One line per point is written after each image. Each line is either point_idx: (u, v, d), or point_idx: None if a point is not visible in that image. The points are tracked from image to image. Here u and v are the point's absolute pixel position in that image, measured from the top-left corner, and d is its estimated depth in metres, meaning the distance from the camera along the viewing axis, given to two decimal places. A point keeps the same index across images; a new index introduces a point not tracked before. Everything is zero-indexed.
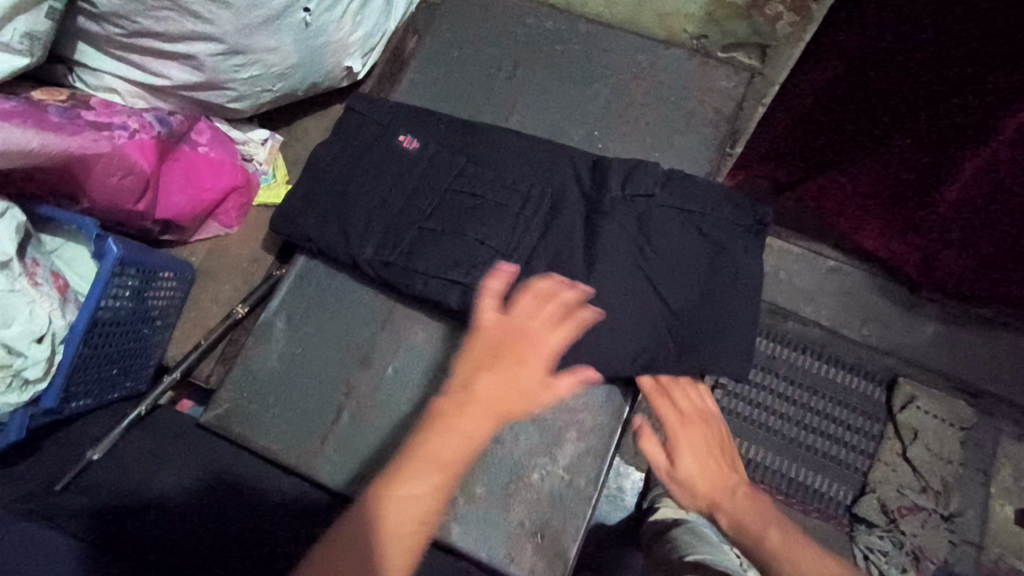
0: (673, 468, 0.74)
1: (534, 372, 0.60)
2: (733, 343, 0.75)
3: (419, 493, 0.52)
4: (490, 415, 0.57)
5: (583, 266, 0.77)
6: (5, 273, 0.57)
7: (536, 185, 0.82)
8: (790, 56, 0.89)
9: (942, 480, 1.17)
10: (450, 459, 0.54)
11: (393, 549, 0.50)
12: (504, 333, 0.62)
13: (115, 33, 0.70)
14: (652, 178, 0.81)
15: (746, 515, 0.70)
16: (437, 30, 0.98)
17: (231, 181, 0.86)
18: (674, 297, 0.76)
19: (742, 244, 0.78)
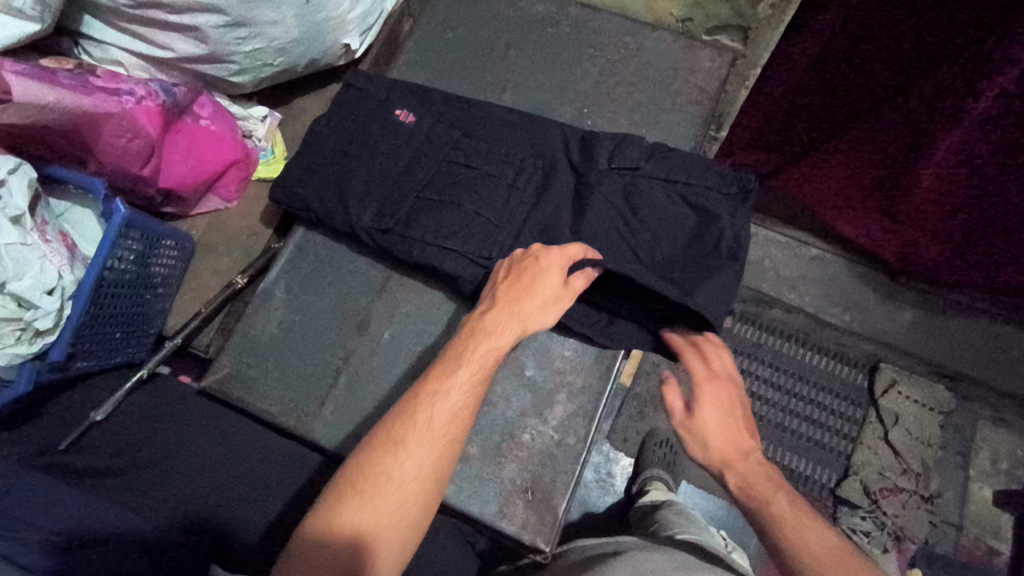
0: (693, 422, 0.73)
1: (549, 281, 0.68)
2: (713, 287, 0.75)
3: (450, 386, 0.61)
4: (512, 317, 0.66)
5: (571, 237, 0.81)
6: (17, 227, 0.60)
7: (528, 157, 0.86)
8: (769, 39, 0.97)
9: (921, 461, 1.19)
10: (478, 356, 0.63)
11: (429, 439, 0.58)
12: (525, 259, 0.70)
13: (122, 5, 0.72)
14: (638, 151, 0.84)
15: (758, 482, 0.68)
16: (431, 12, 1.01)
17: (232, 155, 0.88)
18: (658, 262, 0.79)
19: (726, 211, 0.81)
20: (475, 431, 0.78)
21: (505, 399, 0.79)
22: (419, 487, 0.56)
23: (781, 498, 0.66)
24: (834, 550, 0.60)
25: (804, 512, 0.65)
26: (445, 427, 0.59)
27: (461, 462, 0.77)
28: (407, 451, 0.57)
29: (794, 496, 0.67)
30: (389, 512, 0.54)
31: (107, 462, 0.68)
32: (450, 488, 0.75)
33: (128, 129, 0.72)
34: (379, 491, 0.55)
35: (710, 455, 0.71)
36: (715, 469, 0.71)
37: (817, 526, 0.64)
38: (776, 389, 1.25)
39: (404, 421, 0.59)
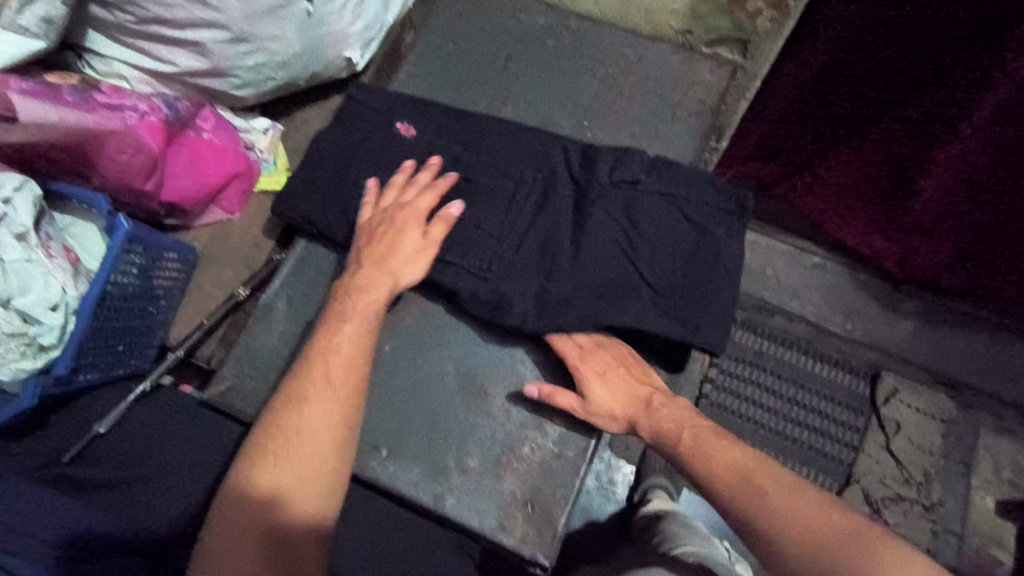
0: (590, 405, 0.76)
1: (413, 231, 0.78)
2: (708, 316, 0.78)
3: (338, 340, 0.71)
4: (384, 272, 0.76)
5: (571, 251, 0.81)
6: (22, 244, 0.61)
7: (529, 170, 0.86)
8: (771, 50, 0.95)
9: (923, 470, 1.20)
10: (360, 310, 0.73)
11: (324, 386, 0.68)
12: (383, 216, 0.79)
13: (125, 21, 0.73)
14: (639, 165, 0.84)
15: (665, 424, 0.74)
16: (434, 25, 1.02)
17: (234, 168, 0.89)
18: (658, 280, 0.80)
19: (724, 229, 0.82)
20: (475, 444, 0.78)
21: (505, 412, 0.80)
22: (330, 431, 0.65)
23: (685, 434, 0.73)
24: (735, 470, 0.68)
25: (706, 438, 0.72)
26: (336, 373, 0.69)
27: (461, 474, 0.77)
28: (311, 403, 0.67)
29: (695, 419, 0.74)
30: (304, 458, 0.64)
31: (110, 472, 0.70)
32: (449, 500, 0.76)
33: (130, 145, 0.73)
34: (292, 438, 0.64)
35: (617, 419, 0.76)
36: (624, 426, 0.76)
37: (719, 438, 0.72)
38: (776, 396, 1.24)
39: (303, 381, 0.68)
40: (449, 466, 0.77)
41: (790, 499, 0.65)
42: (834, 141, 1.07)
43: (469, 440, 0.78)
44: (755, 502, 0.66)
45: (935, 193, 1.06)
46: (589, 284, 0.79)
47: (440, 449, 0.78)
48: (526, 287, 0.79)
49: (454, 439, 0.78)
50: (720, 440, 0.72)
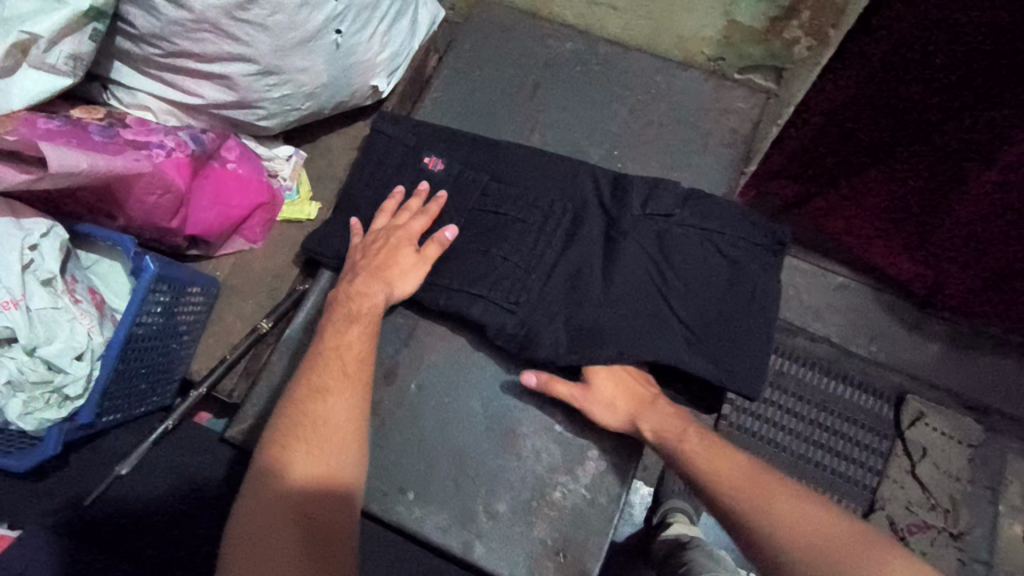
0: (593, 395, 0.74)
1: (407, 251, 0.76)
2: (739, 355, 0.76)
3: (348, 339, 0.69)
4: (379, 281, 0.74)
5: (601, 283, 0.79)
6: (48, 289, 0.62)
7: (559, 201, 0.84)
8: (804, 80, 0.92)
9: (950, 496, 1.14)
10: (365, 311, 0.72)
11: (342, 377, 0.66)
12: (375, 237, 0.78)
13: (153, 54, 0.72)
14: (673, 198, 0.81)
15: (669, 424, 0.72)
16: (459, 49, 1.00)
17: (258, 198, 0.87)
18: (692, 316, 0.77)
19: (760, 263, 0.79)
20: (504, 489, 0.76)
21: (535, 455, 0.77)
22: (352, 419, 0.64)
23: (688, 432, 0.72)
24: (742, 469, 0.67)
25: (709, 437, 0.72)
26: (351, 366, 0.67)
27: (491, 520, 0.75)
28: (329, 399, 0.64)
29: (695, 421, 0.74)
30: (333, 439, 0.62)
31: (148, 519, 0.68)
32: (479, 548, 0.74)
33: (159, 185, 0.71)
34: (316, 428, 0.62)
35: (619, 414, 0.74)
36: (629, 425, 0.74)
37: (726, 454, 0.69)
38: (798, 418, 1.17)
39: (316, 379, 0.66)
40: (477, 511, 0.75)
41: (802, 512, 0.62)
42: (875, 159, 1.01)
43: (498, 485, 0.76)
44: (754, 503, 0.64)
45: (985, 196, 0.97)
46: (620, 321, 0.76)
47: (469, 494, 0.76)
48: (556, 321, 0.77)
49: (483, 483, 0.76)
50: (722, 441, 0.71)
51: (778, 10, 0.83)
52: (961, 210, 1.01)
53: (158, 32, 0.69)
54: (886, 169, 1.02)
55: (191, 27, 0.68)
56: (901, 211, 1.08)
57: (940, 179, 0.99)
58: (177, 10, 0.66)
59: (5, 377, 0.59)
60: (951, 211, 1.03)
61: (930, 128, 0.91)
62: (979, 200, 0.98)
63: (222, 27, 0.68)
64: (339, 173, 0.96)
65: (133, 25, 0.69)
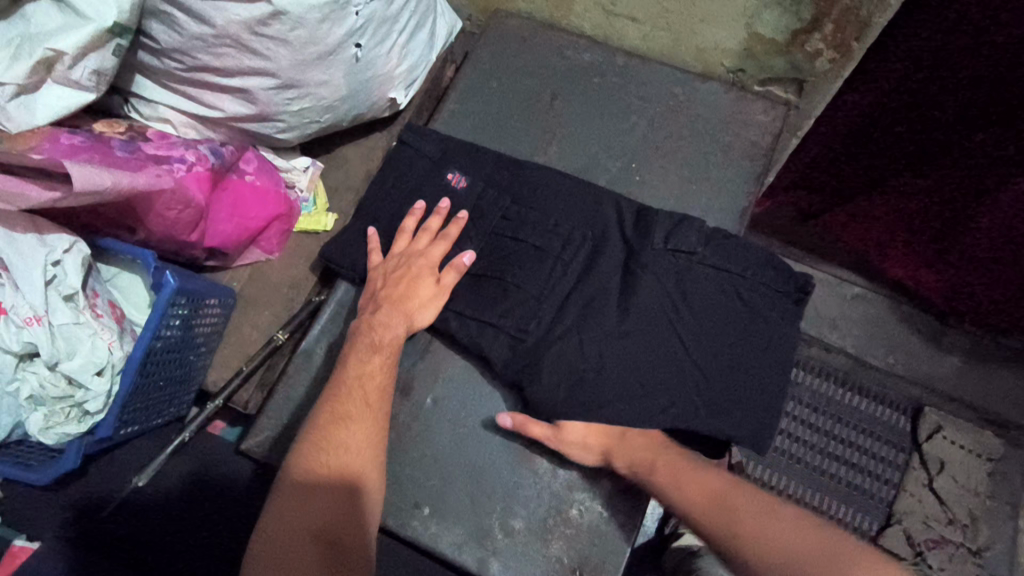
0: (566, 438, 0.74)
1: (426, 279, 0.77)
2: (744, 411, 0.76)
3: (370, 368, 0.70)
4: (399, 313, 0.74)
5: (616, 314, 0.77)
6: (70, 305, 0.63)
7: (579, 229, 0.83)
8: (827, 92, 0.90)
9: (968, 510, 1.11)
10: (387, 341, 0.72)
11: (360, 400, 0.67)
12: (395, 263, 0.79)
13: (173, 68, 0.73)
14: (697, 236, 0.80)
15: (641, 456, 0.73)
16: (477, 59, 1.00)
17: (276, 210, 0.87)
18: (704, 360, 0.77)
19: (778, 312, 0.79)
20: (520, 506, 0.75)
21: (552, 472, 0.76)
22: (373, 442, 0.65)
23: (657, 464, 0.72)
24: (706, 497, 0.69)
25: (677, 467, 0.72)
26: (372, 396, 0.67)
27: (507, 537, 0.74)
28: (350, 427, 0.64)
29: (666, 449, 0.74)
30: (356, 459, 0.63)
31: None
32: (495, 565, 0.73)
33: (180, 201, 0.72)
34: (340, 451, 0.62)
35: (592, 452, 0.74)
36: (599, 460, 0.75)
37: (700, 475, 0.71)
38: (814, 430, 1.15)
39: (340, 405, 0.66)
40: (493, 528, 0.75)
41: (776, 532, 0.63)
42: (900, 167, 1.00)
43: (514, 502, 0.75)
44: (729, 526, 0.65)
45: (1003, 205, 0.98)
46: (632, 361, 0.75)
47: (484, 510, 0.75)
48: (566, 357, 0.75)
49: (499, 499, 0.76)
50: (691, 468, 0.72)
51: (801, 22, 0.82)
52: (983, 211, 1.00)
53: (180, 47, 0.69)
54: (913, 175, 1.00)
55: (214, 43, 0.69)
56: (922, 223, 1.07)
57: (958, 193, 1.00)
58: (200, 25, 0.67)
59: (29, 392, 0.61)
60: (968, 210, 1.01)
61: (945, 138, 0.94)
62: (992, 218, 1.00)
63: (244, 42, 0.69)
64: (356, 184, 0.96)
65: (155, 40, 0.69)
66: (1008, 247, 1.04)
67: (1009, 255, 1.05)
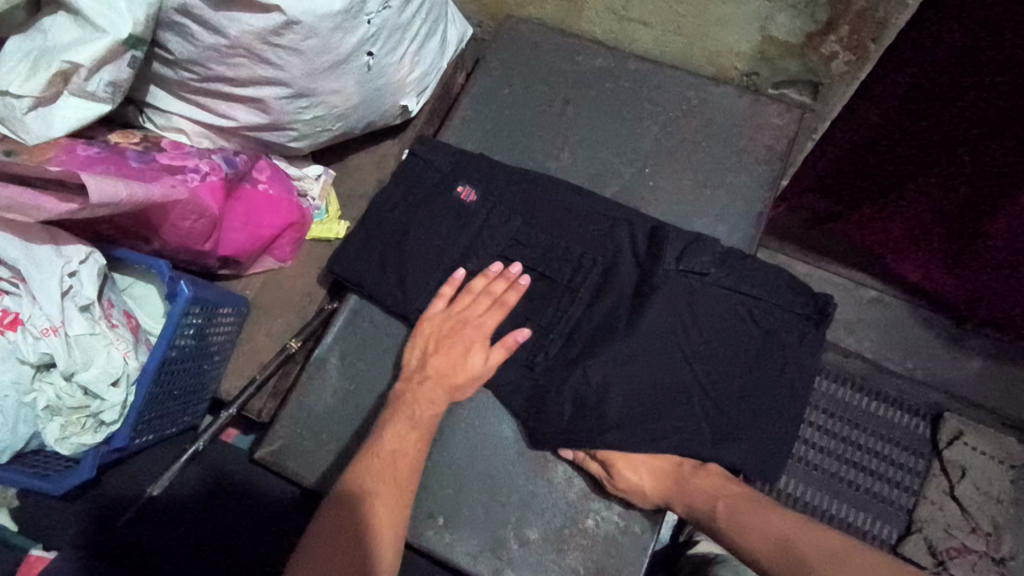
0: (619, 485, 0.73)
1: (475, 354, 0.75)
2: (752, 442, 0.74)
3: (422, 403, 0.73)
4: (443, 391, 0.74)
5: (625, 334, 0.77)
6: (86, 315, 0.63)
7: (588, 253, 0.82)
8: (843, 93, 0.89)
9: (991, 519, 1.08)
10: (424, 419, 0.72)
11: (411, 425, 0.71)
12: (449, 324, 0.77)
13: (188, 79, 0.74)
14: (709, 256, 0.80)
15: (699, 500, 0.71)
16: (488, 65, 0.99)
17: (289, 218, 0.86)
18: (715, 386, 0.76)
19: (795, 337, 0.78)
20: (536, 516, 0.74)
21: (567, 480, 0.76)
22: (398, 516, 0.64)
23: (717, 504, 0.70)
24: (773, 542, 0.65)
25: (738, 506, 0.69)
26: (402, 473, 0.67)
27: (522, 548, 0.74)
28: (376, 500, 0.64)
29: (725, 486, 0.72)
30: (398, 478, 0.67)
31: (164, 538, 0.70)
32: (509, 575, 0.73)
33: (193, 211, 0.72)
34: (385, 468, 0.67)
35: (649, 498, 0.73)
36: (659, 504, 0.73)
37: (768, 513, 0.68)
38: (832, 437, 1.13)
39: (385, 474, 0.66)
40: (508, 538, 0.74)
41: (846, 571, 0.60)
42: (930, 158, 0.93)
43: (529, 512, 0.75)
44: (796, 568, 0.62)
45: None
46: (639, 383, 0.75)
47: (499, 519, 0.74)
48: (571, 381, 0.75)
49: (514, 509, 0.75)
50: (754, 508, 0.69)
51: (817, 24, 0.81)
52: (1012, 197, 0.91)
53: (195, 57, 0.70)
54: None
55: (227, 53, 0.69)
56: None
57: None
58: (214, 36, 0.67)
59: (45, 401, 0.61)
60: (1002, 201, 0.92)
61: None
62: None
63: (257, 52, 0.69)
64: (368, 193, 0.96)
65: (170, 52, 0.70)
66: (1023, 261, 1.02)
67: None
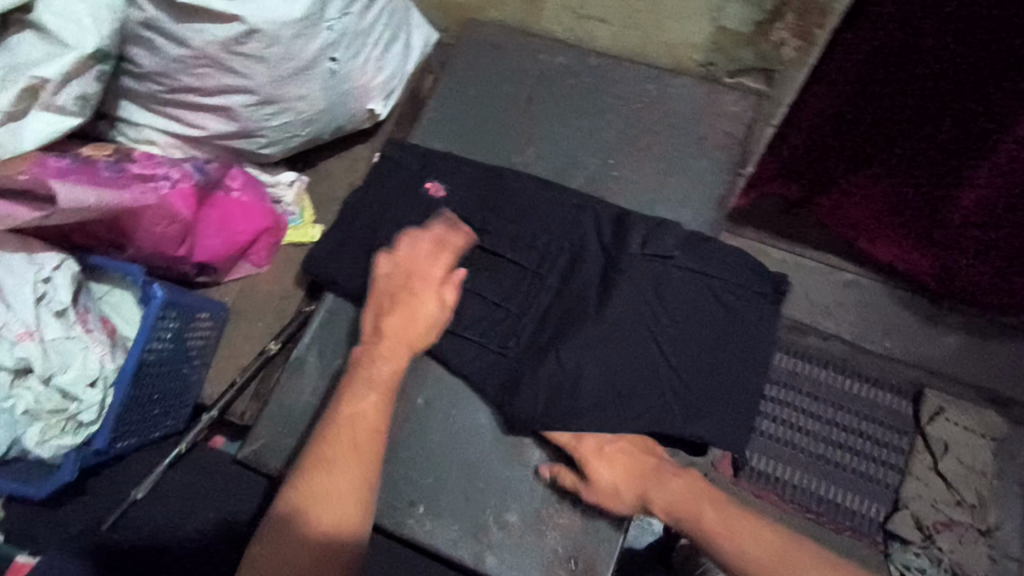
0: (597, 483, 0.73)
1: (429, 301, 0.75)
2: (720, 416, 0.76)
3: (381, 361, 0.72)
4: (402, 344, 0.73)
5: (595, 317, 0.79)
6: (62, 321, 0.66)
7: (556, 241, 0.85)
8: (796, 79, 0.94)
9: (976, 492, 1.11)
10: (382, 378, 0.71)
11: (370, 388, 0.70)
12: (397, 277, 0.76)
13: (156, 91, 0.76)
14: (673, 240, 0.83)
15: (681, 501, 0.72)
16: (454, 68, 1.02)
17: (262, 224, 0.88)
18: (682, 364, 0.78)
19: (756, 314, 0.81)
20: (515, 499, 0.76)
21: (543, 463, 0.78)
22: (363, 479, 0.64)
23: (699, 505, 0.71)
24: (766, 550, 0.67)
25: (724, 512, 0.71)
26: (360, 440, 0.66)
27: (501, 531, 0.75)
28: (332, 472, 0.63)
29: (704, 488, 0.73)
30: (359, 450, 0.66)
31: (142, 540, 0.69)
32: (490, 558, 0.74)
33: (165, 216, 0.75)
34: (344, 440, 0.66)
35: (626, 496, 0.73)
36: (634, 504, 0.73)
37: (753, 520, 0.70)
38: (810, 416, 1.15)
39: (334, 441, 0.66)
40: (487, 521, 0.76)
41: None
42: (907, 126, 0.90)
43: (508, 495, 0.76)
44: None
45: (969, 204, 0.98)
46: (608, 364, 0.77)
47: (479, 505, 0.76)
48: (544, 367, 0.77)
49: (493, 494, 0.77)
50: (739, 514, 0.71)
51: (764, 13, 0.86)
52: (991, 161, 0.88)
53: (162, 69, 0.73)
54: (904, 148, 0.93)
55: (192, 63, 0.72)
56: (904, 208, 1.06)
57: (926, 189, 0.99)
58: (179, 48, 0.70)
59: (24, 407, 0.63)
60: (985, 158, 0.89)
61: (909, 132, 0.90)
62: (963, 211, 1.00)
63: (221, 61, 0.72)
64: (341, 197, 0.99)
65: (138, 65, 0.73)
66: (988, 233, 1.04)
67: (995, 240, 1.04)
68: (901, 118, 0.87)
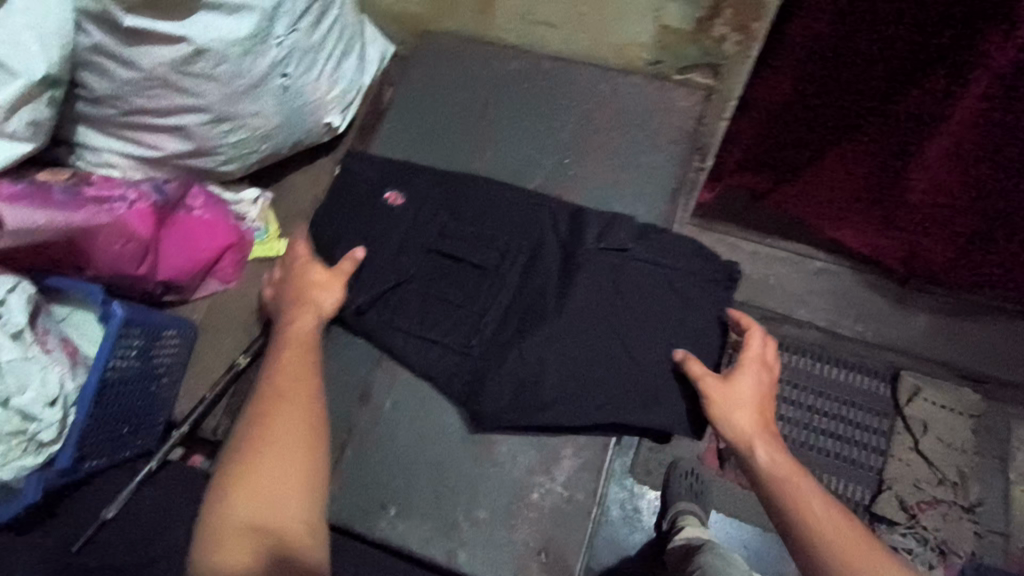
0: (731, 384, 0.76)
1: (314, 275, 0.80)
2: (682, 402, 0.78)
3: (290, 335, 0.76)
4: (302, 312, 0.78)
5: (556, 311, 0.81)
6: (17, 342, 0.66)
7: (515, 239, 0.87)
8: (739, 73, 0.93)
9: (957, 469, 1.12)
10: (294, 342, 0.75)
11: (288, 359, 0.73)
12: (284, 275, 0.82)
13: (111, 115, 0.78)
14: (627, 233, 0.85)
15: (798, 475, 0.70)
16: (410, 79, 1.04)
17: (226, 240, 0.89)
18: (642, 353, 0.80)
19: (711, 301, 0.83)
20: (484, 495, 0.77)
21: (511, 458, 0.79)
22: (299, 442, 0.67)
23: (825, 507, 0.67)
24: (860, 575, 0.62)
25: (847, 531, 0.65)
26: (287, 405, 0.69)
27: (472, 527, 0.76)
28: (264, 445, 0.65)
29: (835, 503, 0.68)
30: (288, 422, 0.67)
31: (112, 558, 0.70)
32: (462, 555, 0.75)
33: (122, 235, 0.76)
34: (276, 413, 0.68)
35: (745, 418, 0.74)
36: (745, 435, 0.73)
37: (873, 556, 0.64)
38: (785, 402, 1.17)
39: (257, 413, 0.68)
40: (458, 519, 0.77)
41: None
42: (894, 86, 0.90)
43: (478, 492, 0.77)
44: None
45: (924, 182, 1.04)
46: (568, 356, 0.79)
47: (450, 503, 0.77)
48: (507, 363, 0.80)
49: (462, 492, 0.78)
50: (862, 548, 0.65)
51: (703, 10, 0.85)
52: (936, 140, 0.95)
53: (114, 93, 0.75)
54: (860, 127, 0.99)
55: (142, 85, 0.74)
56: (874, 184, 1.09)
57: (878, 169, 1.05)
58: (128, 70, 0.72)
59: None
60: (946, 124, 0.92)
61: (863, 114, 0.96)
62: (919, 188, 1.05)
63: (171, 81, 0.74)
64: (305, 210, 1.00)
65: (90, 90, 0.75)
66: (946, 207, 1.08)
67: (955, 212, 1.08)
68: (853, 97, 0.94)
